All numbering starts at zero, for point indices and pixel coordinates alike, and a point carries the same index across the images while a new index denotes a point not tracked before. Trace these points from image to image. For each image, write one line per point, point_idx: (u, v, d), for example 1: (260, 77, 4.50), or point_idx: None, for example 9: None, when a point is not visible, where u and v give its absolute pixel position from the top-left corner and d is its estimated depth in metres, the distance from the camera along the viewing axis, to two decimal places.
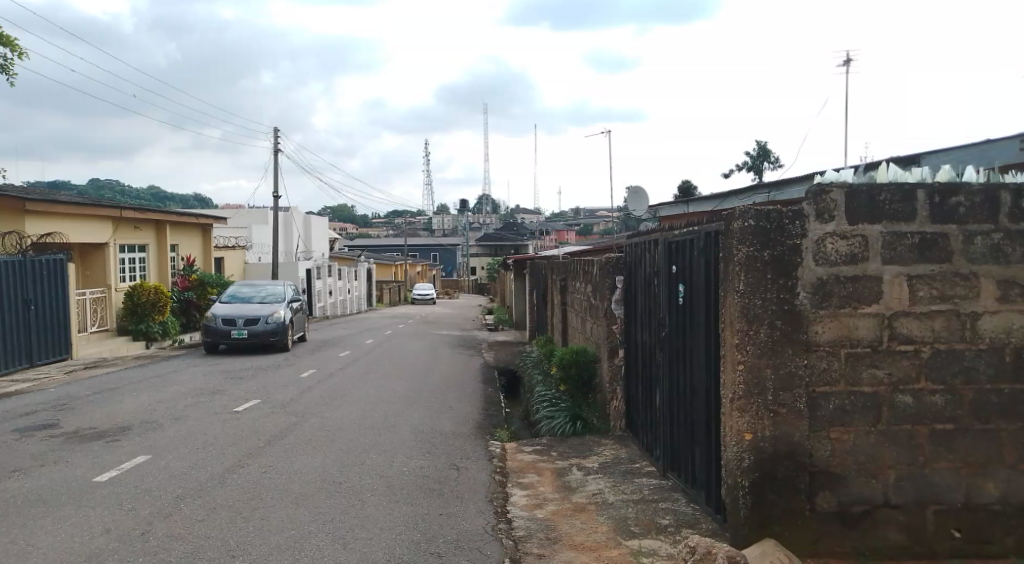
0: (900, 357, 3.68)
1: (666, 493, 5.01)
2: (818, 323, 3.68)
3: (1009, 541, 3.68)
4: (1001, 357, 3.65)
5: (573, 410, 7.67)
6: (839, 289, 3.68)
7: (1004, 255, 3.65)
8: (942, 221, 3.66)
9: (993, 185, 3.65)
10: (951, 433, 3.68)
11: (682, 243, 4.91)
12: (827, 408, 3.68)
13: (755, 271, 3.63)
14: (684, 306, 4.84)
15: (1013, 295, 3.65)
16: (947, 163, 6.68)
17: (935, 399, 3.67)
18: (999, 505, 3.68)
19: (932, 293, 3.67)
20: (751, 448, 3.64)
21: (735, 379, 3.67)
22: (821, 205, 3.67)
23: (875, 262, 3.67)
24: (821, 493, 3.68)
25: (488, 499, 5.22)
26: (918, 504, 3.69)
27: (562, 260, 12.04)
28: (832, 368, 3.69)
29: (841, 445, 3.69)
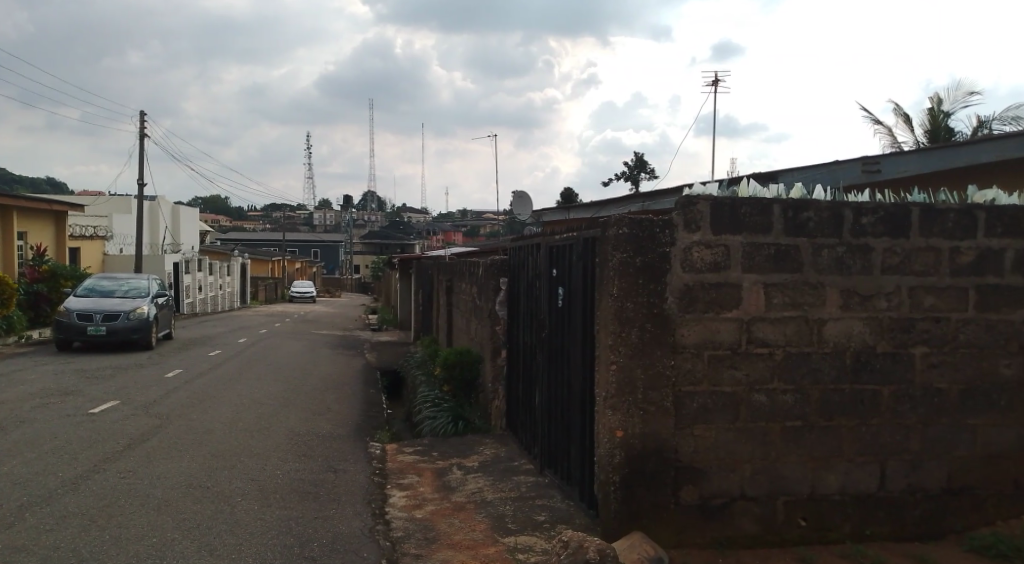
0: (756, 358, 3.98)
1: (543, 490, 5.14)
2: (684, 327, 3.92)
3: (846, 528, 4.07)
4: (842, 360, 4.03)
5: (455, 410, 7.70)
6: (703, 295, 3.93)
7: (847, 267, 4.02)
8: (795, 234, 3.99)
9: (838, 203, 4.01)
10: (800, 430, 4.02)
11: (563, 247, 5.07)
12: (691, 406, 3.93)
13: (627, 277, 3.84)
14: (564, 309, 4.99)
15: (853, 304, 4.04)
16: (802, 182, 7.25)
17: (786, 398, 4.00)
18: (839, 495, 4.06)
19: (785, 300, 3.99)
20: (622, 445, 3.85)
21: (608, 378, 3.87)
22: (689, 215, 3.92)
23: (736, 270, 3.95)
24: (684, 487, 3.93)
25: (366, 500, 5.15)
26: (769, 495, 4.00)
27: (446, 262, 12.04)
28: (697, 368, 3.94)
29: (703, 442, 3.94)
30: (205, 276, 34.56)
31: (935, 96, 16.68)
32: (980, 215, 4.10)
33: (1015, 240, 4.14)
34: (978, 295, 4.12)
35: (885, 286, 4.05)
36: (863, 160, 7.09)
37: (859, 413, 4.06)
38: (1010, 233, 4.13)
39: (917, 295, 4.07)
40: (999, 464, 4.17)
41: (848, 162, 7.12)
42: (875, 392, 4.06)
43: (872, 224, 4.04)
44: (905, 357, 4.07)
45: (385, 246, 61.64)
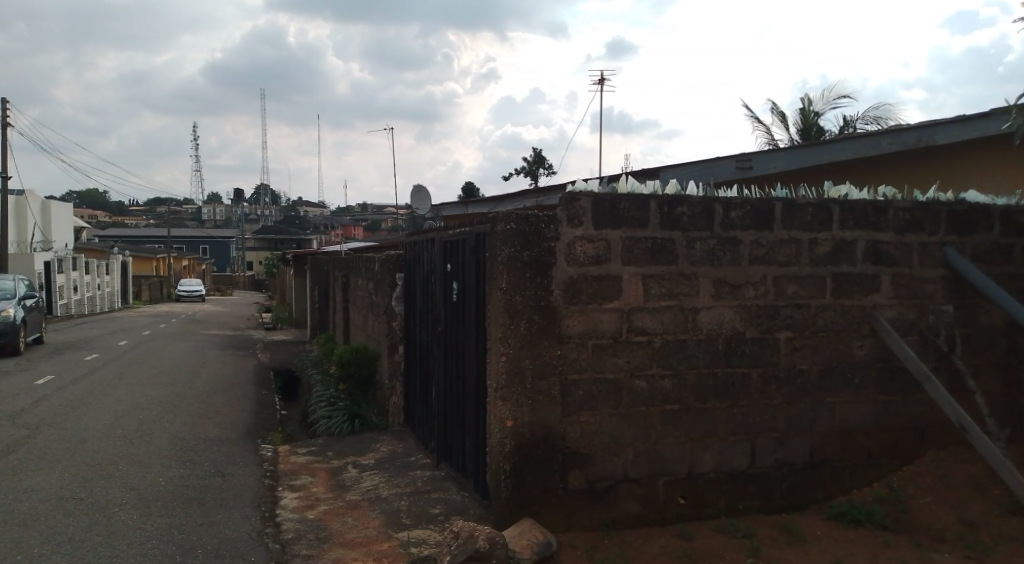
0: (636, 346, 4.17)
1: (439, 484, 5.18)
2: (569, 317, 4.05)
3: (722, 502, 4.34)
4: (715, 345, 4.29)
5: (351, 408, 7.59)
6: (586, 287, 4.08)
7: (718, 259, 4.27)
8: (670, 228, 4.20)
9: (708, 199, 4.25)
10: (677, 413, 4.24)
11: (456, 243, 5.11)
12: (577, 394, 4.07)
13: (514, 270, 3.94)
14: (458, 304, 5.04)
15: (724, 293, 4.30)
16: (682, 179, 7.58)
17: (664, 383, 4.21)
18: (714, 473, 4.32)
19: (662, 290, 4.20)
20: (512, 435, 3.95)
21: (498, 370, 3.96)
22: (572, 211, 4.05)
23: (616, 263, 4.11)
24: (572, 472, 4.07)
25: (256, 503, 5.02)
26: (651, 476, 4.21)
27: (341, 257, 11.79)
28: (582, 357, 4.08)
29: (588, 427, 4.10)
30: (81, 276, 32.28)
31: (807, 97, 17.84)
32: (834, 210, 4.46)
33: (864, 232, 4.52)
34: (834, 282, 4.48)
35: (753, 276, 4.34)
36: (737, 157, 7.45)
37: (731, 395, 4.33)
38: (860, 225, 4.51)
39: (780, 284, 4.39)
40: (853, 437, 4.56)
41: (723, 159, 7.46)
42: (745, 374, 4.34)
43: (740, 218, 4.32)
44: (771, 341, 4.38)
45: (280, 242, 59.61)
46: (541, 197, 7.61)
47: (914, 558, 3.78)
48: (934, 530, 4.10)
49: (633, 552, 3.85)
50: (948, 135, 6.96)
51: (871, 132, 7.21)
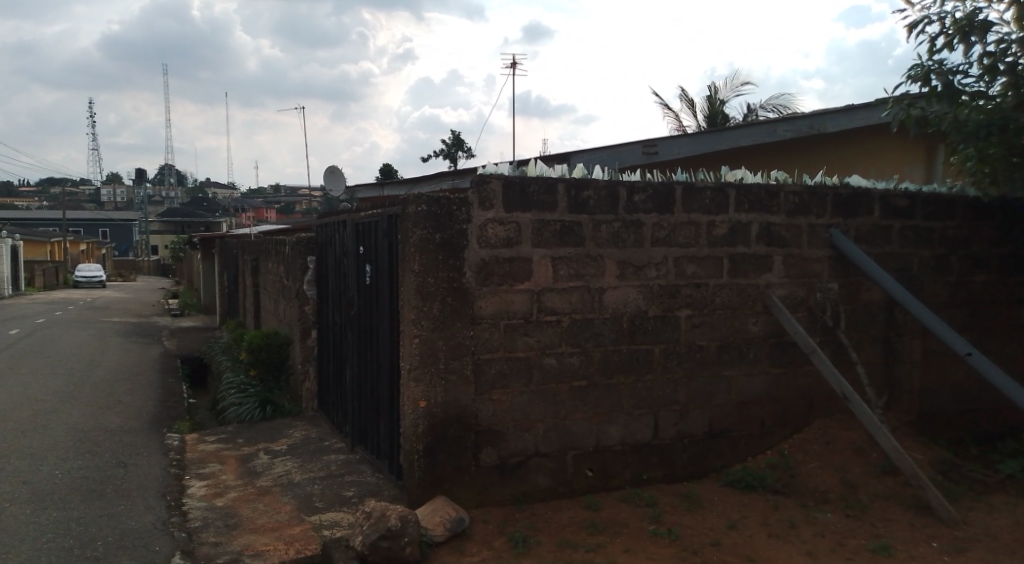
0: (546, 326, 4.28)
1: (353, 467, 5.18)
2: (481, 298, 4.12)
3: (627, 473, 4.54)
4: (620, 324, 4.46)
5: (263, 394, 7.44)
6: (498, 269, 4.15)
7: (622, 241, 4.43)
8: (577, 211, 4.32)
9: (613, 183, 4.39)
10: (585, 389, 4.39)
11: (368, 225, 5.08)
12: (489, 373, 4.15)
13: (426, 252, 3.97)
14: (370, 287, 5.03)
15: (628, 273, 4.47)
16: (591, 163, 7.76)
17: (573, 360, 4.35)
18: (620, 445, 4.51)
19: (571, 271, 4.32)
20: (424, 415, 3.99)
21: (410, 351, 3.99)
22: (483, 193, 4.10)
23: (527, 245, 4.21)
24: (484, 450, 4.15)
25: (161, 493, 4.88)
26: (560, 451, 4.35)
27: (251, 240, 11.45)
28: (493, 337, 4.16)
29: (500, 405, 4.19)
30: None
31: (714, 86, 18.49)
32: (731, 194, 4.69)
33: (758, 215, 4.78)
34: (731, 262, 4.73)
35: (655, 257, 4.53)
36: (643, 143, 7.67)
37: (636, 371, 4.52)
38: (754, 208, 4.77)
39: (681, 265, 4.60)
40: (748, 408, 4.84)
41: (630, 144, 7.67)
42: (648, 351, 4.54)
43: (643, 201, 4.49)
44: (672, 319, 4.59)
45: (187, 226, 57.08)
46: (454, 179, 7.63)
47: (800, 518, 4.08)
48: (818, 491, 4.43)
49: (542, 523, 3.99)
50: (836, 125, 7.55)
51: (768, 120, 7.63)
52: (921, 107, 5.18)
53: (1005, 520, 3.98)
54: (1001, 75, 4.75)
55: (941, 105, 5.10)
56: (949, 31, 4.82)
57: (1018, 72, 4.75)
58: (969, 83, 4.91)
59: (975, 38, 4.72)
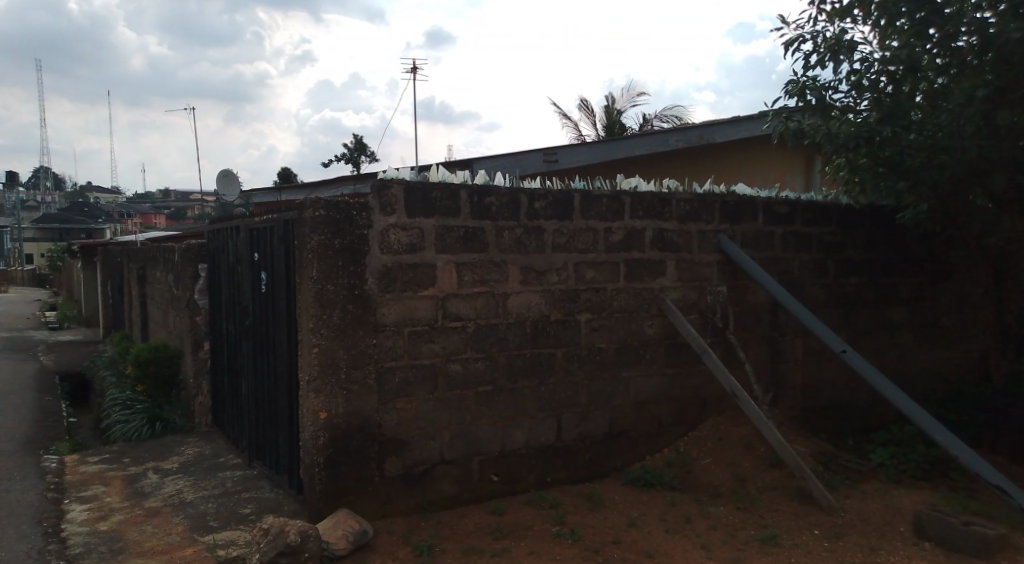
0: (450, 332, 4.28)
1: (250, 483, 4.99)
2: (384, 306, 4.07)
3: (532, 477, 4.60)
4: (523, 328, 4.52)
5: (151, 410, 7.05)
6: (400, 275, 4.11)
7: (524, 247, 4.50)
8: (479, 217, 4.35)
9: (514, 190, 4.45)
10: (490, 394, 4.42)
11: (263, 231, 4.92)
12: (393, 381, 4.10)
13: (326, 259, 3.89)
14: (266, 295, 4.87)
15: (531, 278, 4.54)
16: (492, 170, 7.83)
17: (477, 366, 4.37)
18: (524, 449, 4.56)
19: (474, 277, 4.35)
20: (326, 426, 3.90)
21: (310, 360, 3.88)
22: (384, 199, 4.05)
23: (430, 251, 4.19)
24: (388, 459, 4.10)
25: (36, 520, 4.53)
26: (465, 457, 4.35)
27: (138, 248, 10.83)
28: (396, 345, 4.11)
29: (404, 413, 4.15)
30: None
31: (611, 96, 19.08)
32: (626, 201, 4.85)
33: (652, 221, 4.97)
34: (628, 267, 4.89)
35: (556, 263, 4.62)
36: (544, 151, 7.81)
37: (539, 374, 4.59)
38: (649, 214, 4.96)
39: (581, 270, 4.72)
40: (647, 407, 5.02)
41: (531, 152, 7.78)
42: (550, 354, 4.62)
43: (544, 208, 4.57)
44: (573, 323, 4.69)
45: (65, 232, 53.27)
46: (354, 184, 7.51)
47: (695, 512, 4.26)
48: (712, 485, 4.65)
49: (448, 531, 3.98)
50: (723, 136, 7.98)
51: (661, 130, 7.95)
52: (798, 120, 5.52)
53: (876, 504, 4.30)
54: (867, 91, 5.14)
55: (815, 118, 5.48)
56: (821, 49, 5.18)
57: (880, 88, 5.10)
58: (840, 98, 5.29)
59: (843, 56, 5.09)
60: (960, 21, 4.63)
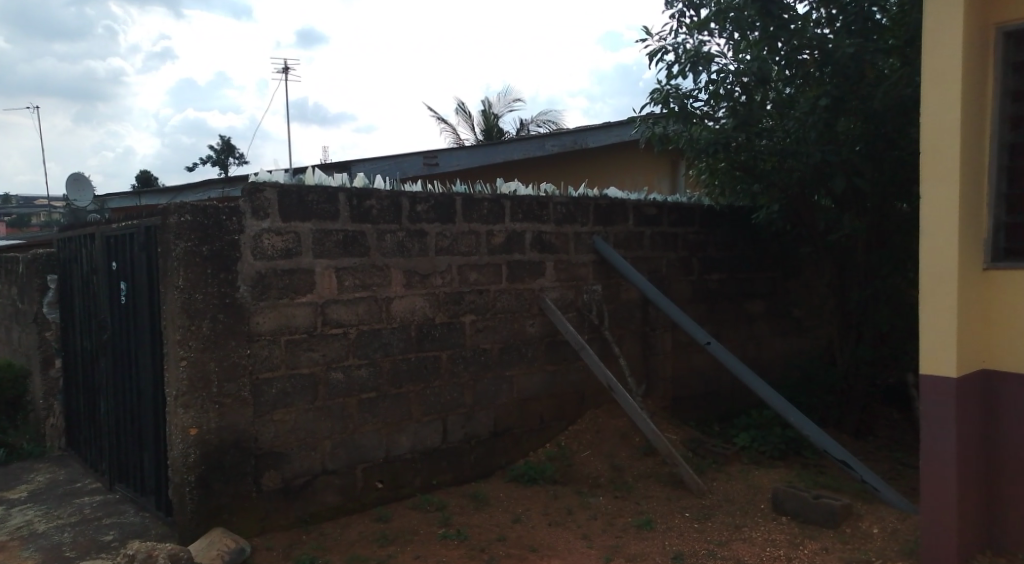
0: (331, 339, 4.18)
1: (112, 508, 4.64)
2: (259, 314, 3.92)
3: (418, 481, 4.58)
4: (407, 333, 4.49)
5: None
6: (276, 282, 3.98)
7: (406, 250, 4.48)
8: (359, 221, 4.28)
9: (395, 193, 4.41)
10: (374, 400, 4.36)
11: (122, 238, 4.60)
12: (270, 393, 3.95)
13: (193, 266, 3.70)
14: (127, 307, 4.56)
15: (414, 282, 4.52)
16: (371, 173, 7.67)
17: (360, 373, 4.30)
18: (409, 454, 4.53)
19: (355, 282, 4.27)
20: (197, 443, 3.71)
21: (177, 375, 3.68)
22: (256, 203, 3.90)
23: (307, 256, 4.08)
24: (266, 473, 3.94)
25: None
26: (348, 466, 4.26)
27: None
28: (273, 355, 3.97)
29: (283, 425, 4.01)
30: None
31: (487, 101, 19.33)
32: (507, 204, 4.94)
33: (532, 224, 5.09)
34: (509, 269, 4.98)
35: (439, 265, 4.63)
36: (424, 154, 7.72)
37: (423, 378, 4.57)
38: (528, 217, 5.07)
39: (464, 272, 4.75)
40: (530, 405, 5.12)
41: (411, 155, 7.67)
42: (435, 357, 4.62)
43: (425, 211, 4.56)
44: (457, 325, 4.72)
45: None
46: (223, 188, 7.16)
47: (577, 504, 4.40)
48: (592, 477, 4.82)
49: (331, 543, 3.88)
50: (596, 140, 8.31)
51: (538, 134, 8.14)
52: (663, 126, 5.87)
53: (740, 485, 4.62)
54: (723, 100, 5.51)
55: (679, 125, 5.81)
56: (682, 60, 5.50)
57: (735, 97, 5.47)
58: (699, 106, 5.64)
59: (701, 67, 5.44)
60: (805, 35, 5.07)
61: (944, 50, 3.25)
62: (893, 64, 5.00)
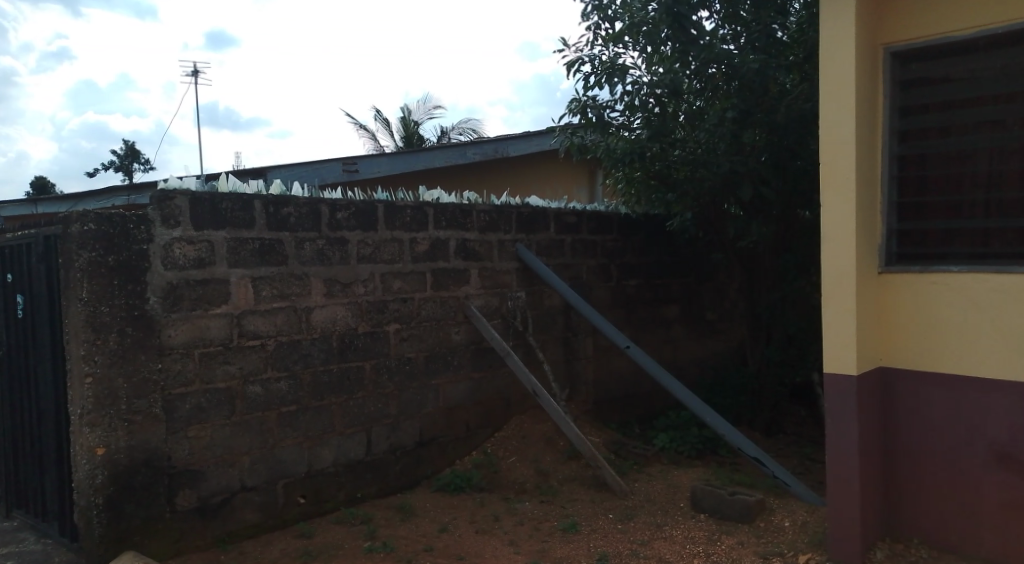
0: (248, 351, 4.05)
1: (8, 537, 4.33)
2: (171, 327, 3.76)
3: (341, 494, 4.48)
4: (328, 343, 4.40)
5: None
6: (188, 293, 3.82)
7: (326, 258, 4.40)
8: (276, 229, 4.17)
9: (314, 200, 4.32)
10: (295, 413, 4.25)
11: (17, 248, 4.31)
12: (183, 408, 3.80)
13: (99, 278, 3.52)
14: (25, 322, 4.28)
15: (335, 291, 4.44)
16: (287, 180, 7.46)
17: (279, 385, 4.18)
18: (332, 467, 4.44)
19: (273, 292, 4.16)
20: (105, 464, 3.52)
21: (82, 393, 3.48)
22: (166, 211, 3.74)
23: (221, 265, 3.94)
24: (180, 493, 3.78)
25: None
26: (268, 482, 4.14)
27: None
28: (186, 369, 3.81)
29: (198, 442, 3.85)
30: None
31: (406, 109, 19.23)
32: (429, 212, 4.92)
33: (455, 231, 5.09)
34: (433, 277, 4.96)
35: (361, 274, 4.57)
36: (343, 160, 7.49)
37: (346, 389, 4.49)
38: (451, 225, 5.07)
39: (387, 280, 4.70)
40: (455, 413, 5.11)
41: (330, 161, 7.43)
42: (358, 368, 4.55)
43: (346, 218, 4.49)
44: (380, 334, 4.66)
45: None
46: (129, 195, 6.81)
47: (503, 510, 4.43)
48: (517, 483, 4.85)
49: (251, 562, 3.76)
50: (517, 149, 8.42)
51: (459, 142, 8.15)
52: (581, 136, 5.99)
53: (661, 485, 4.75)
54: (638, 111, 5.67)
55: (597, 134, 5.95)
56: (598, 71, 5.64)
57: (649, 108, 5.63)
58: (616, 117, 5.79)
59: (616, 79, 5.59)
60: (713, 50, 5.22)
61: (838, 67, 3.47)
62: (794, 79, 5.31)
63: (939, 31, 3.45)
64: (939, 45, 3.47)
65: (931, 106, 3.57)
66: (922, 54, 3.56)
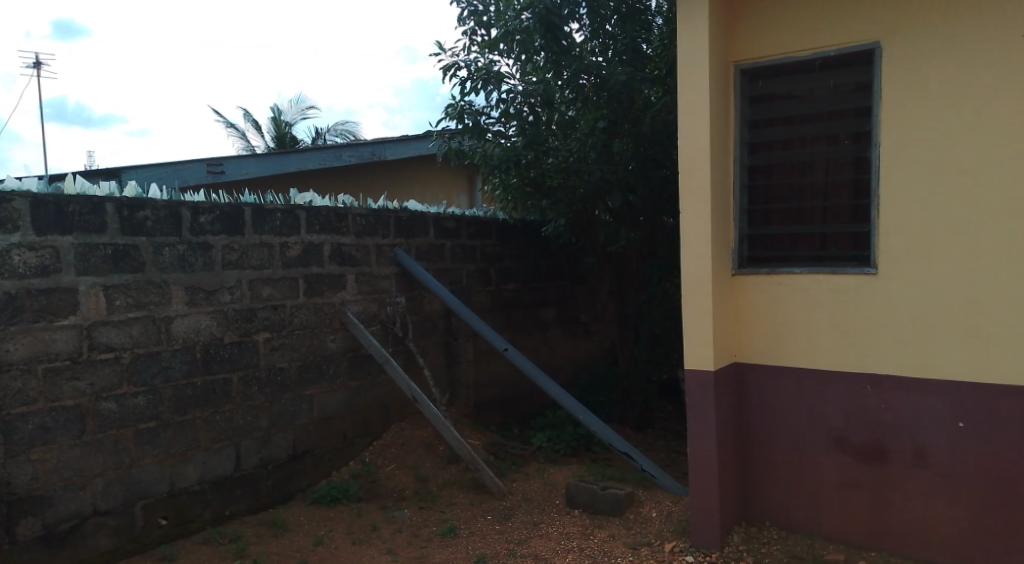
0: (101, 365, 3.77)
1: None
2: (9, 341, 3.43)
3: (208, 512, 4.26)
4: (191, 355, 4.17)
5: None
6: (29, 304, 3.51)
7: (188, 265, 4.17)
8: (131, 234, 3.90)
9: (174, 202, 4.08)
10: (154, 430, 3.99)
11: None
12: (24, 430, 3.47)
13: None
14: None
15: (198, 299, 4.22)
16: (145, 181, 7.06)
17: (136, 401, 3.91)
18: (197, 484, 4.21)
19: (128, 301, 3.89)
20: None
21: None
22: (2, 214, 3.41)
23: (68, 273, 3.64)
24: (22, 522, 3.45)
25: None
26: (125, 504, 3.86)
27: None
28: (28, 387, 3.49)
29: (42, 465, 3.53)
30: None
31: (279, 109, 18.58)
32: (302, 215, 4.77)
33: (330, 236, 4.97)
34: (306, 283, 4.82)
35: (227, 281, 4.37)
36: (208, 161, 7.22)
37: (211, 403, 4.28)
38: (325, 229, 4.94)
39: (256, 287, 4.52)
40: (331, 423, 4.99)
41: (194, 161, 7.15)
42: (225, 380, 4.34)
43: (210, 222, 4.27)
44: (249, 344, 4.47)
45: None
46: None
47: (381, 519, 4.37)
48: (396, 490, 4.80)
49: None
50: (394, 153, 8.30)
51: (333, 145, 7.97)
52: (459, 141, 6.06)
53: (538, 483, 4.86)
54: (513, 119, 5.79)
55: (474, 140, 6.02)
56: (473, 77, 5.71)
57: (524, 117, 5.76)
58: (492, 123, 5.88)
59: (492, 86, 5.67)
60: (584, 61, 5.44)
61: (697, 82, 3.69)
62: (657, 92, 5.60)
63: (781, 52, 3.77)
64: (781, 64, 3.79)
65: (775, 122, 3.89)
66: (767, 73, 3.87)
